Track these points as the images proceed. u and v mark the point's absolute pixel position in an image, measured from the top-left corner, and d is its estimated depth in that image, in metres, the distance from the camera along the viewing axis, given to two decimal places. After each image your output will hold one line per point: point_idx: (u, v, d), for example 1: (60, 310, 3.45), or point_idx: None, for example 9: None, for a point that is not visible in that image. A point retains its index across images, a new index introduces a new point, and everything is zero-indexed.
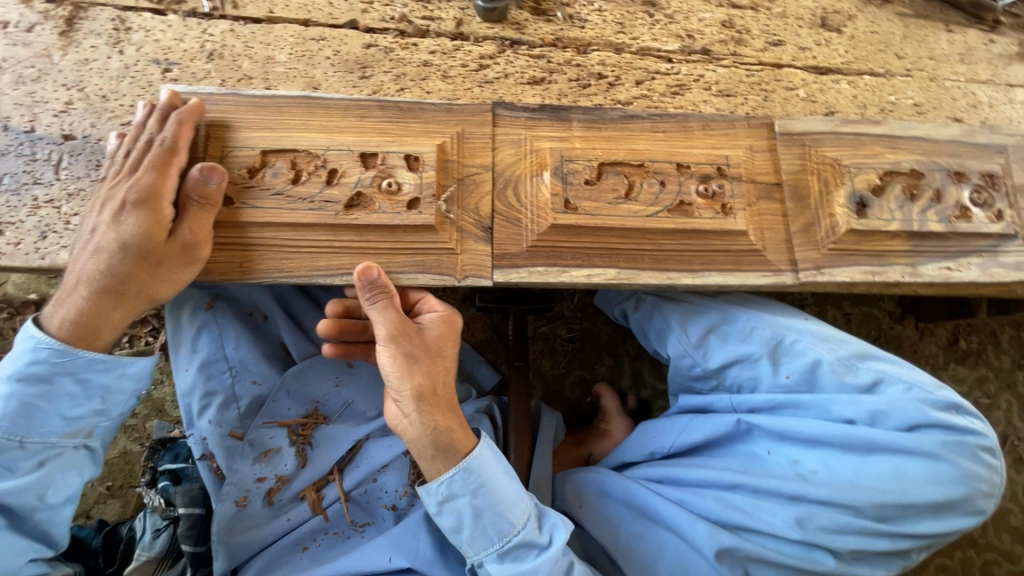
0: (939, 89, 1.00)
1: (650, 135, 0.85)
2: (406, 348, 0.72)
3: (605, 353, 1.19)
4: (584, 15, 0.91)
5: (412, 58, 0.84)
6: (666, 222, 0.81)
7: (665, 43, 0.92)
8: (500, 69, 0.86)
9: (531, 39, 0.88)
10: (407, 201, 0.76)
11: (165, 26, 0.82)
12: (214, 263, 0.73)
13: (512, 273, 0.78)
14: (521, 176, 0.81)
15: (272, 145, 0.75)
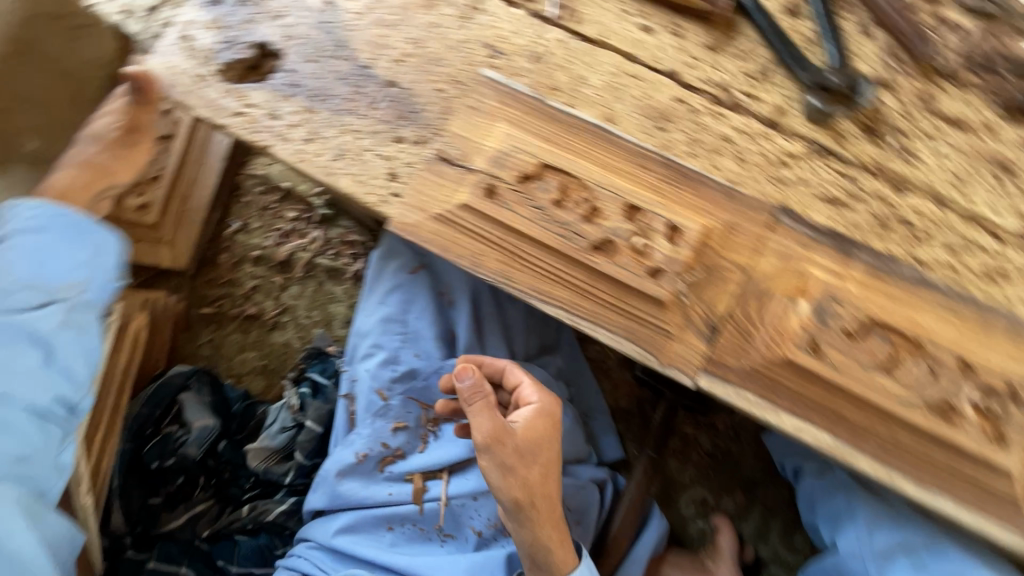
0: None
1: (942, 314, 0.72)
2: (499, 456, 0.72)
3: (739, 488, 1.07)
4: (921, 151, 0.79)
5: (715, 128, 0.80)
6: (918, 417, 0.68)
7: (1004, 217, 0.76)
8: (799, 173, 0.79)
9: (848, 155, 0.79)
10: (651, 268, 0.72)
11: (508, 17, 0.85)
12: (456, 242, 0.75)
13: (719, 385, 0.72)
14: (775, 293, 0.73)
15: (553, 161, 0.76)
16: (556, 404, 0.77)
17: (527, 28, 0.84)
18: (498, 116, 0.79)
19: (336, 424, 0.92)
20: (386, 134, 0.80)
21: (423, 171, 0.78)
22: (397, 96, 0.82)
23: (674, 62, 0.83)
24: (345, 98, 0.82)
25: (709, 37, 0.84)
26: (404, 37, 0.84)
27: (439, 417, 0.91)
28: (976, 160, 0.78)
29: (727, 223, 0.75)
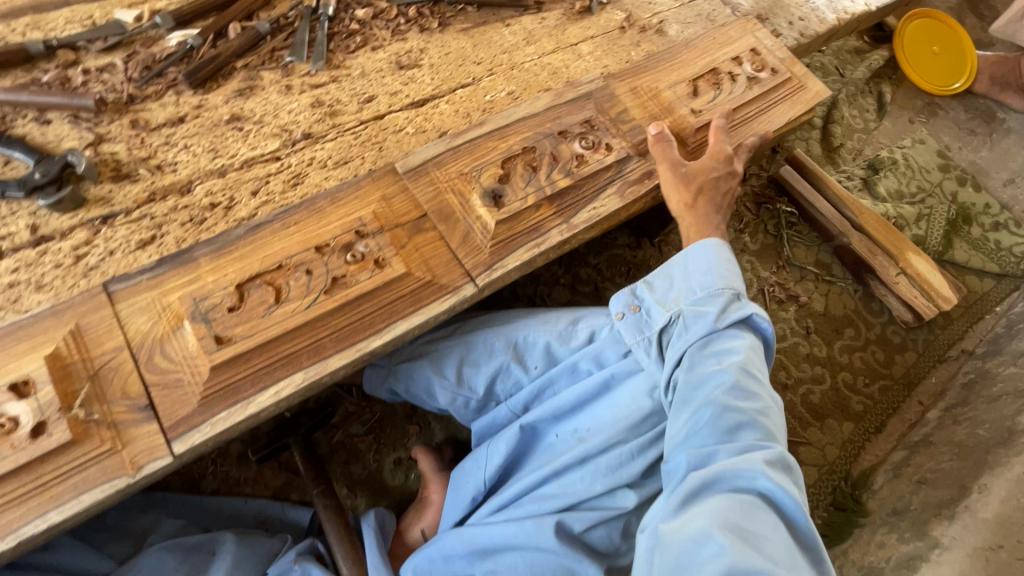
0: (665, 69, 1.25)
1: (502, 143, 1.08)
2: (293, 308, 0.86)
3: (410, 424, 1.29)
4: (400, 84, 1.13)
5: (285, 165, 1.01)
6: (544, 208, 1.03)
7: (501, 84, 1.17)
8: (301, 166, 1.01)
9: (319, 131, 1.05)
10: (331, 279, 0.89)
11: (94, 221, 0.90)
12: (220, 383, 0.81)
13: (491, 272, 0.97)
14: (378, 224, 0.95)
15: (242, 277, 0.87)
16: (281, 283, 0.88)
17: (120, 215, 0.91)
18: (162, 290, 0.85)
19: None
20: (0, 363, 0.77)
21: (146, 381, 0.79)
22: None
23: (234, 150, 1.00)
24: None
25: (243, 131, 1.02)
26: (7, 325, 0.80)
27: None
28: (374, 82, 1.12)
29: (370, 216, 0.96)
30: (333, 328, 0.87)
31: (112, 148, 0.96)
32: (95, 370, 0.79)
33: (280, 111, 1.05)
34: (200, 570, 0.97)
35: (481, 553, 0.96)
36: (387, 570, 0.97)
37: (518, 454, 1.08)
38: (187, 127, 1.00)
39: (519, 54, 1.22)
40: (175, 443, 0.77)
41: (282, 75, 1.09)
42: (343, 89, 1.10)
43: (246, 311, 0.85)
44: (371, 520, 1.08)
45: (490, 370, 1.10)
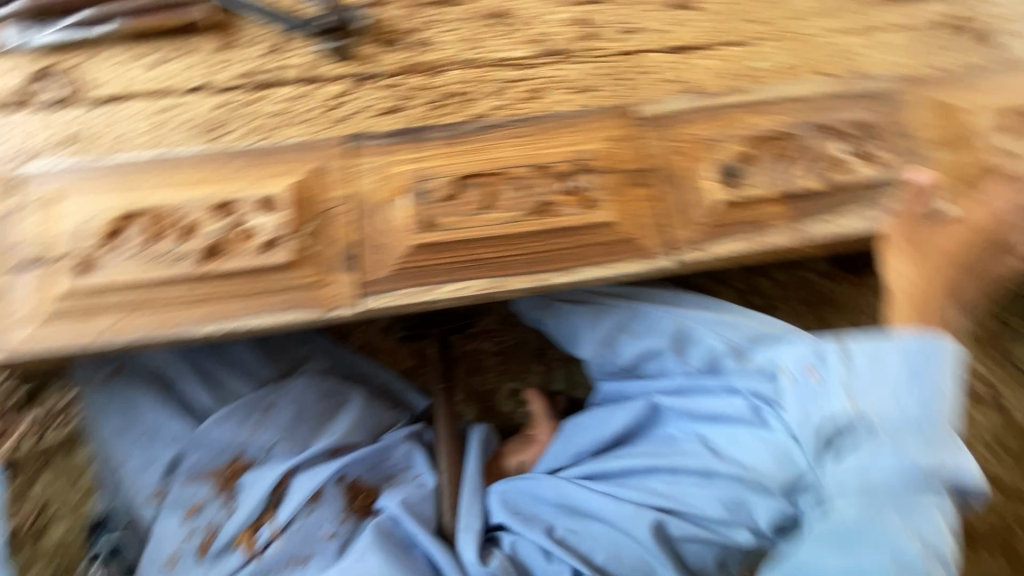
0: (989, 89, 1.00)
1: (757, 120, 0.96)
2: (500, 219, 0.87)
3: (537, 361, 1.27)
4: (669, 22, 1.02)
5: (530, 75, 0.98)
6: (778, 206, 0.92)
7: (778, 52, 1.02)
8: (544, 81, 0.98)
9: (573, 49, 1.00)
10: (542, 204, 0.88)
11: (356, 76, 0.95)
12: (417, 263, 0.85)
13: (696, 254, 0.90)
14: (602, 165, 0.92)
15: (466, 172, 0.89)
16: (497, 190, 0.88)
17: (377, 77, 0.95)
18: (393, 159, 0.90)
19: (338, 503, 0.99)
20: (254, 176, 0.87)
21: (356, 235, 0.86)
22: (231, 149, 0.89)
23: (488, 46, 0.99)
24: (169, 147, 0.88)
25: (503, 29, 1.00)
26: (266, 145, 0.89)
27: (384, 484, 1.04)
28: (642, 12, 1.03)
29: (595, 153, 0.92)
30: (528, 251, 0.87)
31: (386, 11, 0.99)
32: (322, 210, 0.86)
33: (542, 18, 1.02)
34: (332, 410, 1.07)
35: (566, 510, 0.96)
36: (476, 486, 1.03)
37: (636, 432, 1.03)
38: (454, 10, 1.01)
39: (813, 21, 1.04)
40: (362, 299, 0.84)
41: None
42: (610, 12, 1.03)
43: (459, 205, 0.87)
44: (475, 433, 1.12)
45: (642, 348, 1.05)
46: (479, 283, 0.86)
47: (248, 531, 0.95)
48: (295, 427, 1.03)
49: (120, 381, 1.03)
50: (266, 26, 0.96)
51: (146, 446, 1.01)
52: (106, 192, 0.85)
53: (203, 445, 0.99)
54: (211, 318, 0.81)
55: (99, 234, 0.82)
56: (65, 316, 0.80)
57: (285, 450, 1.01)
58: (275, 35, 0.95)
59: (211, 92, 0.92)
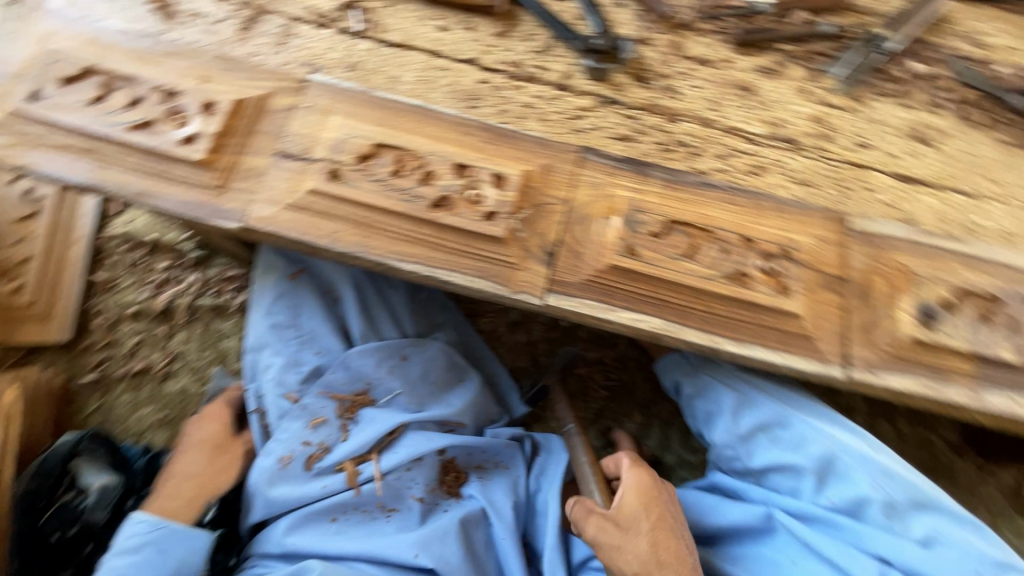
0: None
1: (968, 272, 0.95)
2: (696, 272, 0.90)
3: (637, 411, 1.30)
4: (904, 151, 1.04)
5: (758, 152, 1.02)
6: (966, 363, 0.90)
7: (1004, 218, 1.01)
8: (769, 162, 1.01)
9: (805, 144, 1.03)
10: (738, 274, 0.90)
11: (603, 97, 1.02)
12: (606, 281, 0.89)
13: (867, 375, 0.89)
14: (804, 257, 0.93)
15: (677, 217, 0.93)
16: (701, 246, 0.92)
17: (621, 105, 1.02)
18: (613, 182, 0.96)
19: (436, 472, 1.10)
20: (493, 153, 0.94)
21: (563, 236, 0.91)
22: (479, 122, 0.97)
23: (728, 112, 1.04)
24: (429, 100, 0.97)
25: (745, 102, 1.05)
26: (512, 129, 0.97)
27: (476, 472, 1.13)
28: (882, 133, 1.05)
29: (802, 245, 0.94)
30: (710, 311, 0.89)
31: (647, 52, 1.07)
32: (540, 203, 0.92)
33: (784, 105, 1.06)
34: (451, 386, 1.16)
35: None
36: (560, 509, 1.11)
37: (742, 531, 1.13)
38: (707, 72, 1.07)
39: None
40: (550, 295, 0.89)
41: (807, 78, 1.08)
42: (849, 121, 1.06)
43: (661, 244, 0.91)
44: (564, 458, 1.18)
45: (779, 459, 1.07)
46: (656, 322, 0.89)
47: (353, 461, 1.05)
48: (420, 385, 1.12)
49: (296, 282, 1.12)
50: (542, 32, 1.06)
51: (297, 348, 1.11)
52: (367, 120, 0.93)
53: (345, 369, 1.09)
54: (419, 260, 0.88)
55: (353, 152, 0.91)
56: (303, 210, 0.89)
57: (407, 402, 1.10)
58: (547, 41, 1.05)
59: (477, 67, 1.02)
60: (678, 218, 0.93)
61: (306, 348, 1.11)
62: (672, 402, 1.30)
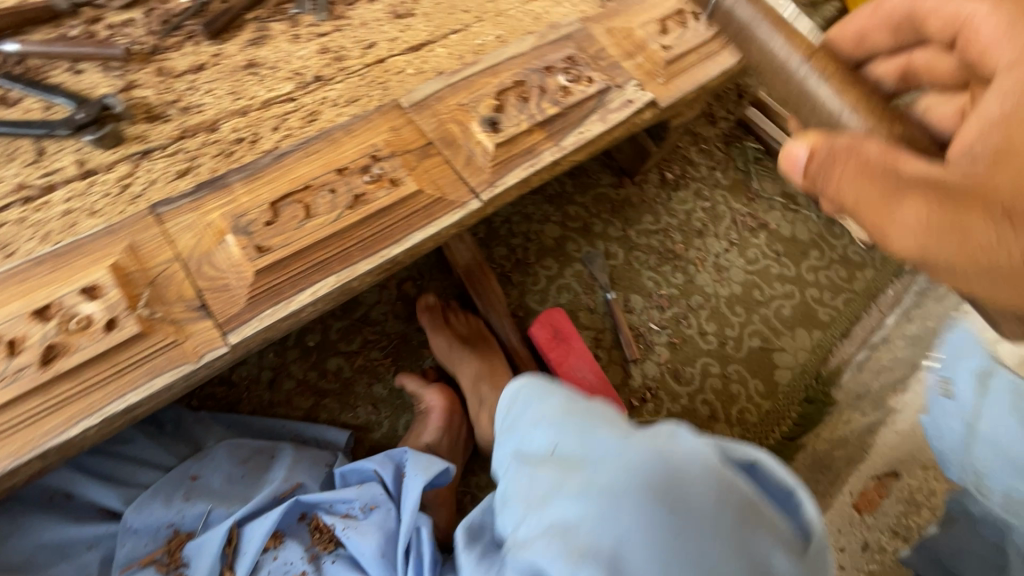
0: (637, 11, 1.37)
1: (495, 78, 1.19)
2: (325, 222, 0.97)
3: (424, 348, 1.39)
4: (398, 32, 1.23)
5: (300, 105, 1.11)
6: (537, 133, 1.15)
7: (490, 30, 1.28)
8: (315, 106, 1.11)
9: (329, 74, 1.15)
10: (355, 198, 1.00)
11: (135, 156, 0.99)
12: (264, 286, 0.92)
13: (492, 190, 1.09)
14: (391, 150, 1.06)
15: (276, 195, 0.98)
16: (313, 201, 0.98)
17: (156, 150, 1.00)
18: (204, 211, 0.96)
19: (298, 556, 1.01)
20: (68, 274, 0.87)
21: (198, 285, 0.90)
22: (27, 261, 0.87)
23: (253, 92, 1.10)
24: None
25: (259, 76, 1.12)
26: (67, 243, 0.89)
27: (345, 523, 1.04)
28: (375, 30, 1.22)
29: (382, 144, 1.07)
30: (359, 239, 0.99)
31: (142, 93, 1.05)
32: (152, 279, 0.89)
33: (290, 58, 1.15)
34: (262, 464, 1.14)
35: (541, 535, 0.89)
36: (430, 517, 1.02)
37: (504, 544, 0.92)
38: (208, 73, 1.10)
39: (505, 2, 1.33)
40: (230, 335, 0.89)
41: (289, 26, 1.18)
42: (346, 37, 1.20)
43: (282, 224, 0.95)
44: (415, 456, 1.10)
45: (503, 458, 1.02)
46: (330, 280, 0.96)
47: None
48: (230, 487, 1.08)
49: (13, 515, 0.98)
50: (22, 143, 0.96)
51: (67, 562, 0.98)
52: None
53: (137, 532, 1.00)
54: (80, 416, 0.80)
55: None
56: None
57: (226, 509, 1.04)
58: (35, 147, 0.96)
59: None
60: (279, 194, 0.98)
61: (80, 556, 0.99)
62: None
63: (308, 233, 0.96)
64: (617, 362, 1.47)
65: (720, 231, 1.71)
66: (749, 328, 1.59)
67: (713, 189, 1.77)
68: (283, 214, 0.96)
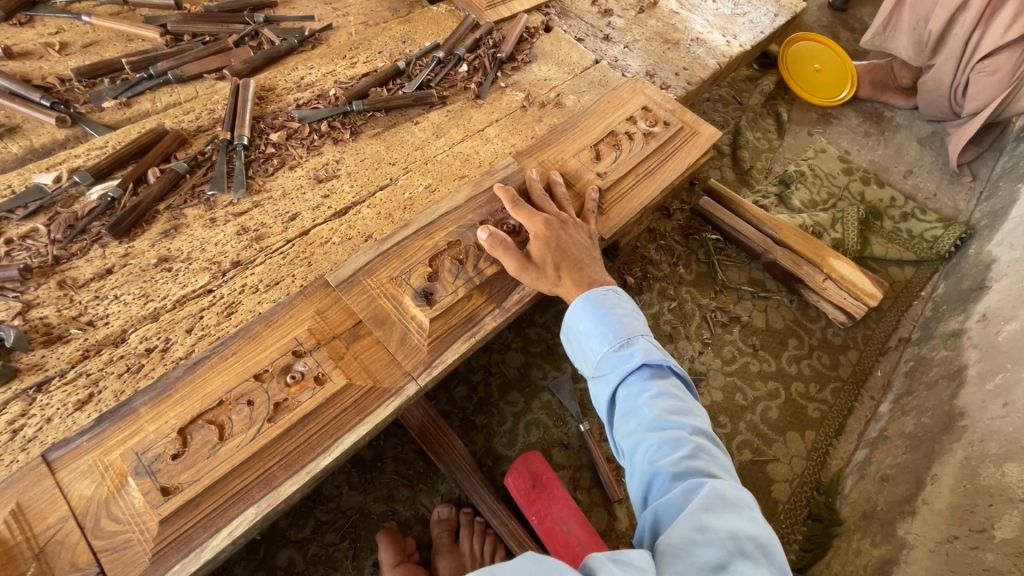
0: (567, 139, 1.34)
1: (426, 237, 1.13)
2: (240, 445, 0.87)
3: (385, 521, 1.27)
4: (321, 199, 1.18)
5: (216, 300, 1.03)
6: (476, 293, 1.07)
7: (418, 181, 1.24)
8: (234, 297, 1.04)
9: (248, 257, 1.09)
10: (274, 408, 0.91)
11: (30, 390, 0.91)
12: (170, 537, 0.80)
13: (429, 369, 1.00)
14: (315, 340, 0.98)
15: (186, 421, 0.88)
16: (229, 419, 0.89)
17: (54, 379, 0.92)
18: (105, 450, 0.86)
19: None
20: None
21: (94, 548, 0.79)
22: None
23: (164, 292, 1.03)
24: None
25: (172, 272, 1.05)
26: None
27: None
28: (297, 201, 1.17)
29: (305, 335, 0.98)
30: (281, 455, 0.88)
31: (42, 312, 0.98)
32: (40, 547, 0.78)
33: (205, 245, 1.09)
34: None
35: None
36: None
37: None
38: (115, 278, 1.03)
39: (432, 148, 1.30)
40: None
41: (205, 210, 1.13)
42: (266, 213, 1.15)
43: (192, 454, 0.85)
44: None
45: None
46: (249, 513, 0.84)
47: None
48: None
49: None
50: None
51: None
52: None
53: None
54: None
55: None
56: None
57: None
58: None
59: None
60: (189, 418, 0.89)
61: None
62: (401, 482, 1.31)
63: (219, 461, 0.85)
64: (599, 504, 1.35)
65: (691, 332, 1.64)
66: (737, 439, 1.49)
67: (679, 287, 1.71)
68: (192, 442, 0.86)
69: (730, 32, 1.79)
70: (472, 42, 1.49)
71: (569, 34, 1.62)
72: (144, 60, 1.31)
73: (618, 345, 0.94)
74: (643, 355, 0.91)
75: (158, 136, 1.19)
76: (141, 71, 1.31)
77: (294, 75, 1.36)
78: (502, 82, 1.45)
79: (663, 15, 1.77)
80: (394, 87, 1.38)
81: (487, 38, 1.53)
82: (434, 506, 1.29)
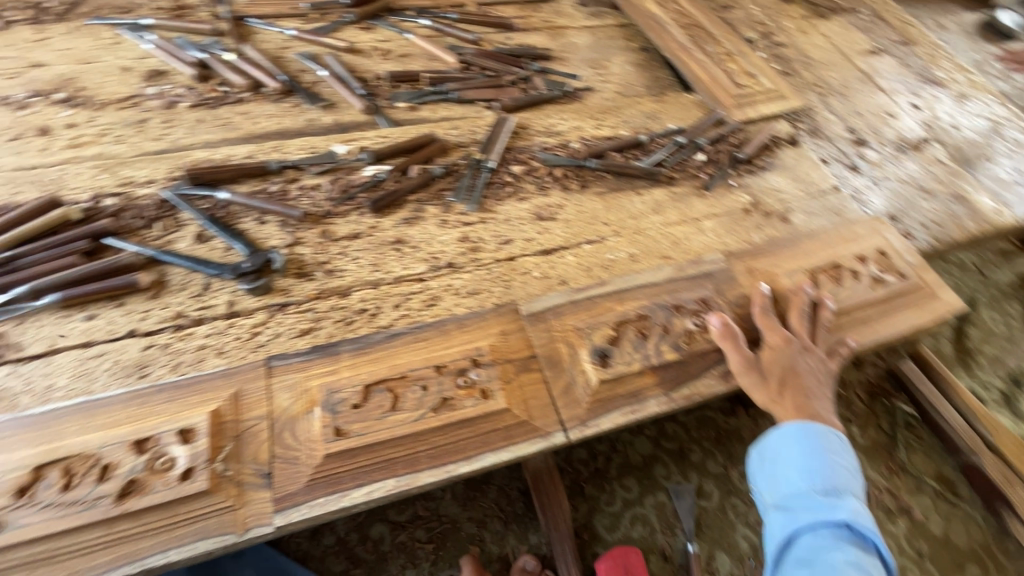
0: (785, 256, 1.29)
1: (618, 302, 1.16)
2: (405, 421, 0.96)
3: (468, 546, 1.29)
4: (535, 234, 1.29)
5: (425, 289, 1.17)
6: (649, 373, 1.07)
7: (624, 247, 1.29)
8: (439, 292, 1.17)
9: (462, 263, 1.22)
10: (442, 402, 0.99)
11: (274, 306, 1.11)
12: (328, 472, 0.90)
13: (583, 427, 1.02)
14: (492, 356, 1.05)
15: (372, 381, 1.00)
16: (405, 394, 0.99)
17: (293, 305, 1.11)
18: (309, 376, 1.00)
19: None
20: (173, 408, 0.93)
21: (273, 450, 0.91)
22: (149, 385, 0.96)
23: (389, 267, 1.19)
24: (96, 390, 0.96)
25: (401, 254, 1.22)
26: (189, 376, 0.98)
27: None
28: (514, 229, 1.29)
29: (487, 348, 1.06)
30: (432, 445, 0.95)
31: (302, 250, 1.19)
32: (239, 432, 0.92)
33: (432, 241, 1.25)
34: None
35: None
36: None
37: None
38: (359, 243, 1.22)
39: (646, 221, 1.34)
40: (278, 514, 0.87)
41: (442, 212, 1.30)
42: (487, 230, 1.28)
43: (368, 412, 0.96)
44: None
45: None
46: (390, 483, 0.92)
47: None
48: None
49: None
50: (197, 278, 1.12)
51: None
52: (18, 447, 0.86)
53: None
54: (117, 561, 0.80)
55: (8, 489, 0.82)
56: None
57: None
58: (205, 284, 1.12)
59: (137, 337, 1.04)
60: (374, 380, 1.00)
61: None
62: (497, 514, 1.33)
63: (386, 427, 0.95)
64: None
65: None
66: None
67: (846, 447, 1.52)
68: (371, 401, 0.98)
69: (1004, 200, 1.59)
70: (715, 136, 1.53)
71: (815, 154, 1.57)
72: (439, 77, 1.57)
73: (824, 493, 0.99)
74: (849, 517, 0.96)
75: (428, 140, 1.40)
76: (433, 85, 1.56)
77: (548, 120, 1.52)
78: (733, 181, 1.45)
79: (927, 161, 1.64)
80: (630, 157, 1.46)
81: (731, 136, 1.55)
82: (519, 553, 1.29)
